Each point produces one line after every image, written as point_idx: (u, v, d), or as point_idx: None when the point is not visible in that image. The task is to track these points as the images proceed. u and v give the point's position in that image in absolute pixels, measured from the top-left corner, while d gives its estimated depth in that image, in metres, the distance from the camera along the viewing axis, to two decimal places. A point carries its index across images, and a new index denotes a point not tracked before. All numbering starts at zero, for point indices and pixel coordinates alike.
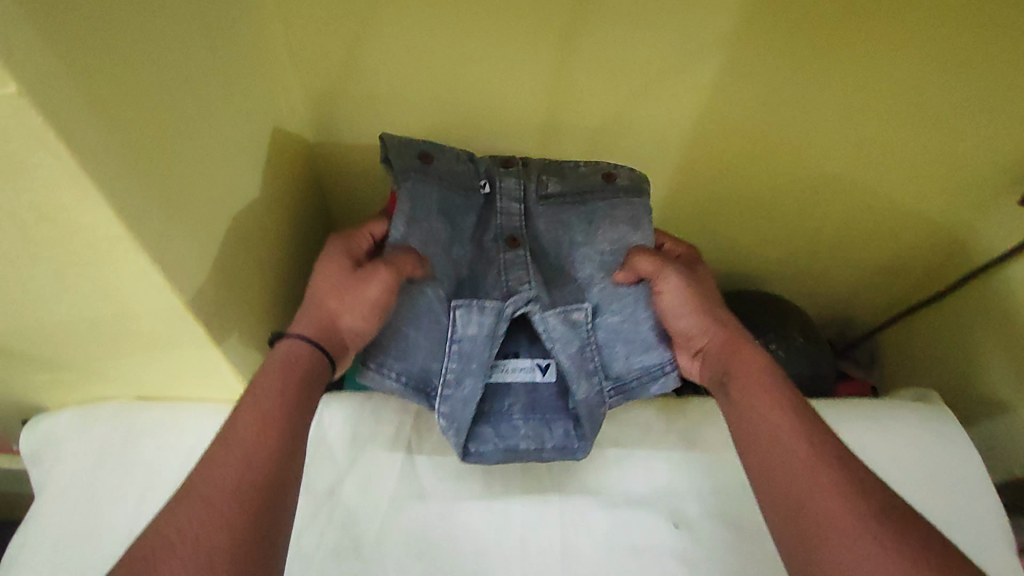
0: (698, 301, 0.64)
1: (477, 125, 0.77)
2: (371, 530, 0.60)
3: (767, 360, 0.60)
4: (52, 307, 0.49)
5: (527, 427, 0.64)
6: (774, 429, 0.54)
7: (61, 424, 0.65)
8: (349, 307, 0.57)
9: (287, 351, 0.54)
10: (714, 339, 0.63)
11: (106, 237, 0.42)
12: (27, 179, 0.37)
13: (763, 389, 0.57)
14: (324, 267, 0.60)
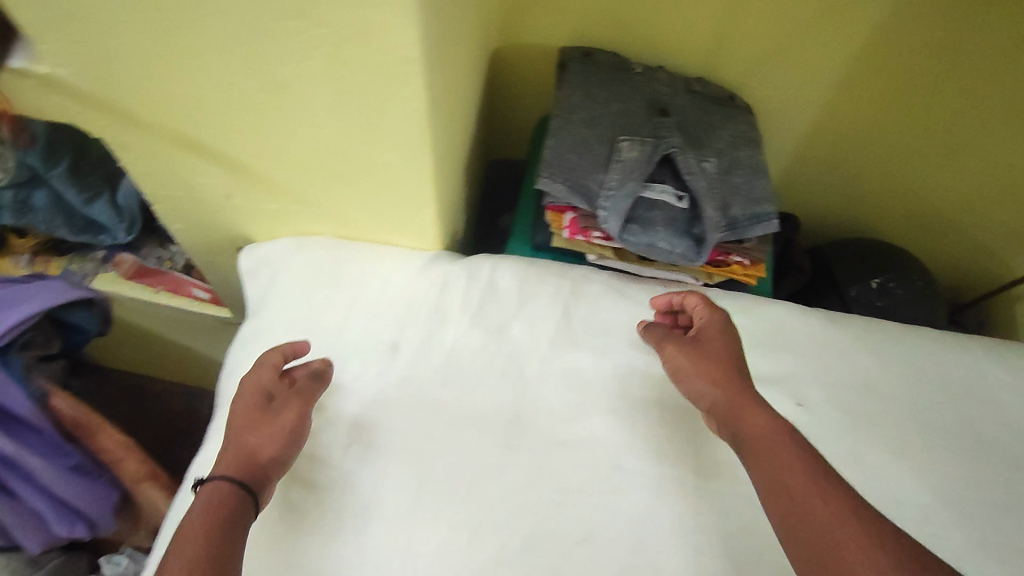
0: (710, 370, 0.63)
1: (648, 43, 0.84)
2: (532, 364, 0.69)
3: (776, 418, 0.57)
4: (324, 125, 0.61)
5: (666, 235, 0.70)
6: (788, 485, 0.52)
7: (281, 247, 0.78)
8: (260, 433, 0.58)
9: (209, 493, 0.53)
10: (721, 392, 0.61)
11: (399, 57, 0.52)
12: None
13: (783, 451, 0.54)
14: (237, 400, 0.60)
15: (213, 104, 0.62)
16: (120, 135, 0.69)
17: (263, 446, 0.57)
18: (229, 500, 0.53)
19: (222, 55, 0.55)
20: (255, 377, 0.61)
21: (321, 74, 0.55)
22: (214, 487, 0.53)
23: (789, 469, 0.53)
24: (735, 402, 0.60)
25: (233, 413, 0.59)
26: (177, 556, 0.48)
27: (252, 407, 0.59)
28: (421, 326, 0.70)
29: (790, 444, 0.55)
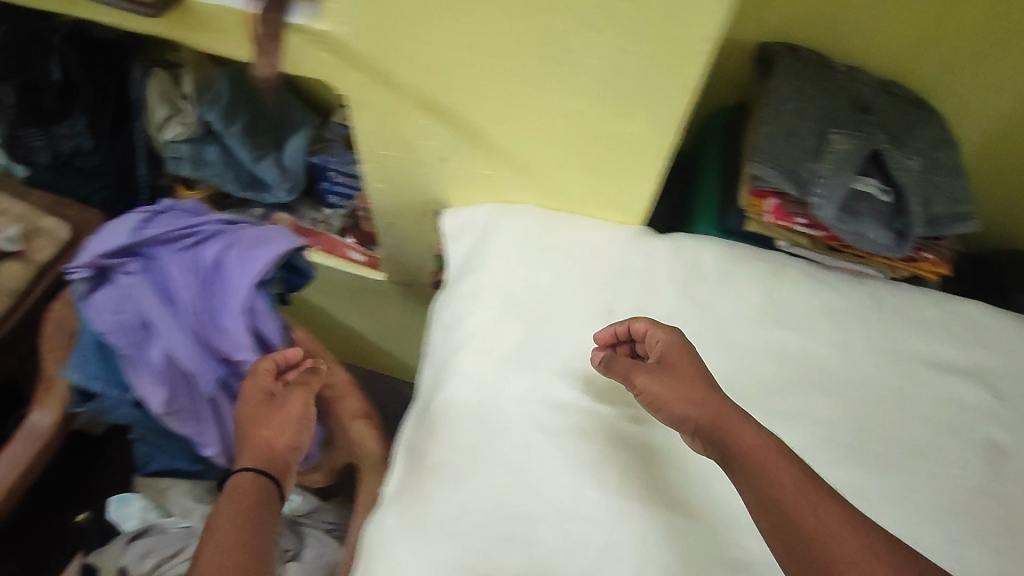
0: (682, 388, 0.61)
1: (844, 46, 0.86)
2: (740, 336, 0.73)
3: (758, 430, 0.58)
4: (583, 96, 0.64)
5: (874, 226, 0.74)
6: (784, 505, 0.53)
7: (490, 213, 0.82)
8: (281, 431, 0.70)
9: (234, 482, 0.64)
10: (703, 412, 0.60)
11: (696, 37, 0.56)
12: None
13: (775, 471, 0.55)
14: (243, 400, 0.71)
15: (478, 71, 0.65)
16: (366, 94, 0.74)
17: (283, 435, 0.70)
18: (256, 486, 0.64)
19: (518, 23, 0.59)
20: (252, 386, 0.69)
21: (607, 49, 0.59)
22: (240, 478, 0.64)
23: (782, 484, 0.54)
24: (718, 421, 0.59)
25: (249, 413, 0.70)
26: (205, 545, 0.58)
27: (258, 399, 0.70)
28: (634, 295, 0.74)
29: (785, 461, 0.56)
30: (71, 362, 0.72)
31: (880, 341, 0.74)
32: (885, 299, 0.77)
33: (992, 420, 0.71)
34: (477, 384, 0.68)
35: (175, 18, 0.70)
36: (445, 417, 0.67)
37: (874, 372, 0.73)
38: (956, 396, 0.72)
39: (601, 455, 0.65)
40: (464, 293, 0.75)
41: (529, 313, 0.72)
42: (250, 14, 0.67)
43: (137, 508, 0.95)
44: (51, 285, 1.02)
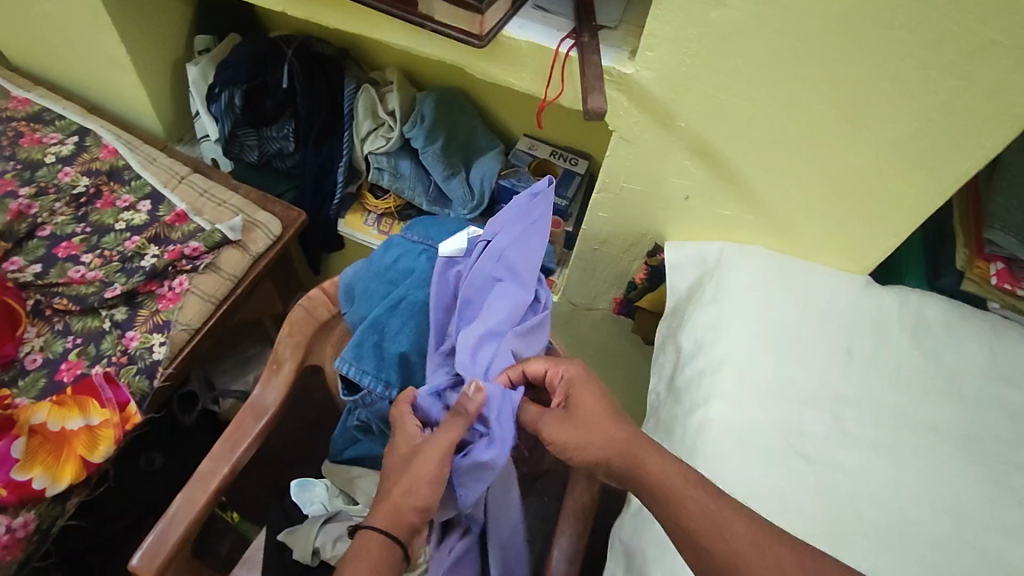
0: (592, 429, 0.63)
1: None
2: (971, 390, 0.76)
3: (668, 460, 0.60)
4: (864, 155, 0.71)
5: None
6: (688, 523, 0.56)
7: (723, 252, 0.87)
8: (410, 483, 0.63)
9: (365, 544, 0.62)
10: (612, 448, 0.62)
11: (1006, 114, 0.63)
12: None
13: (683, 507, 0.57)
14: (394, 441, 0.67)
15: (773, 123, 0.72)
16: (638, 131, 0.80)
17: (412, 494, 0.63)
18: (383, 551, 0.61)
19: (836, 87, 0.67)
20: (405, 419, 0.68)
21: (911, 118, 0.66)
22: (373, 535, 0.62)
23: (687, 504, 0.57)
24: (630, 454, 0.61)
25: (393, 455, 0.66)
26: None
27: (403, 447, 0.66)
28: (868, 340, 0.79)
29: (686, 481, 0.58)
30: (345, 354, 0.74)
31: None
32: None
33: None
34: (733, 405, 0.73)
35: (483, 50, 0.79)
36: (708, 433, 0.72)
37: None
38: None
39: (854, 487, 0.69)
40: (695, 322, 0.81)
41: (768, 344, 0.77)
42: (563, 55, 0.76)
43: (320, 493, 0.96)
44: (259, 275, 1.08)
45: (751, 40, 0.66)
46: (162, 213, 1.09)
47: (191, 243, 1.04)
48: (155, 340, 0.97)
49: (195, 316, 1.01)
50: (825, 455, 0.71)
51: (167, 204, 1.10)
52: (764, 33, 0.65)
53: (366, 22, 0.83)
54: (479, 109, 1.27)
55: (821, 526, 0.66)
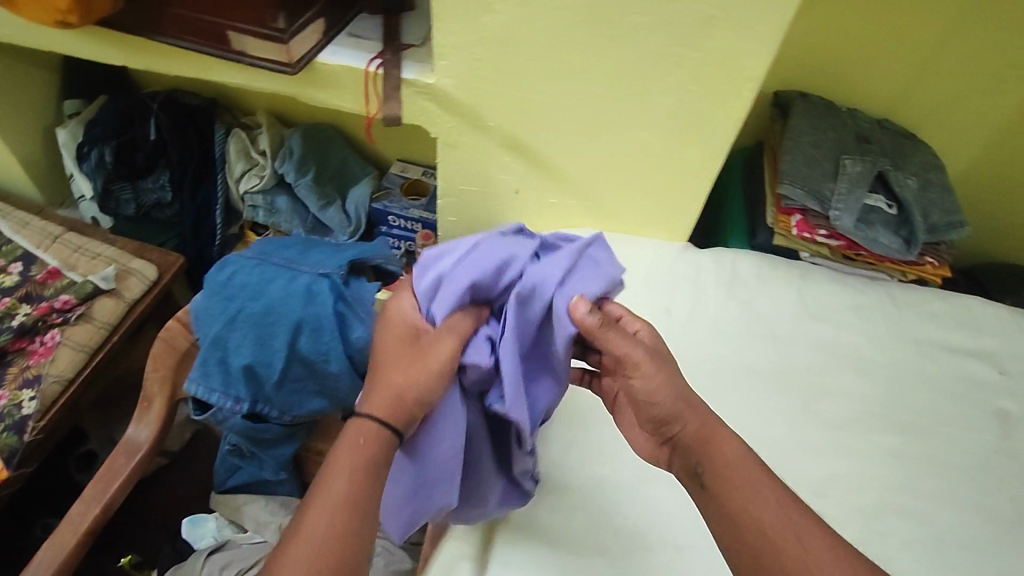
0: (677, 389, 0.61)
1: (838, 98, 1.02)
2: (784, 330, 0.83)
3: (742, 449, 0.59)
4: (645, 130, 0.79)
5: (884, 231, 0.86)
6: (761, 519, 0.55)
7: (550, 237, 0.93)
8: (409, 372, 0.62)
9: (356, 430, 0.61)
10: (694, 417, 0.61)
11: (744, 78, 0.71)
12: (747, 30, 0.67)
13: (758, 495, 0.56)
14: (409, 334, 0.65)
15: (563, 111, 0.80)
16: (457, 134, 0.88)
17: (411, 390, 0.61)
18: (377, 439, 0.61)
19: (604, 72, 0.75)
20: (398, 306, 0.67)
21: (669, 90, 0.74)
22: (362, 424, 0.61)
23: (761, 500, 0.56)
24: (705, 435, 0.60)
25: (387, 350, 0.64)
26: (322, 480, 0.58)
27: (400, 345, 0.64)
28: (686, 299, 0.85)
29: (761, 483, 0.57)
30: (192, 374, 0.77)
31: (900, 329, 0.84)
32: (901, 296, 0.87)
33: (1016, 400, 0.79)
34: None
35: (301, 76, 0.85)
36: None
37: (901, 352, 0.82)
38: (975, 376, 0.80)
39: None
40: None
41: None
42: (371, 73, 0.83)
43: (211, 528, 0.97)
44: (137, 319, 1.10)
45: (523, 39, 0.74)
46: (34, 272, 1.09)
47: (61, 297, 1.06)
48: (26, 396, 0.98)
49: (68, 365, 1.02)
50: None
51: (39, 262, 1.11)
52: (531, 32, 0.73)
53: (198, 64, 0.89)
54: (353, 142, 1.34)
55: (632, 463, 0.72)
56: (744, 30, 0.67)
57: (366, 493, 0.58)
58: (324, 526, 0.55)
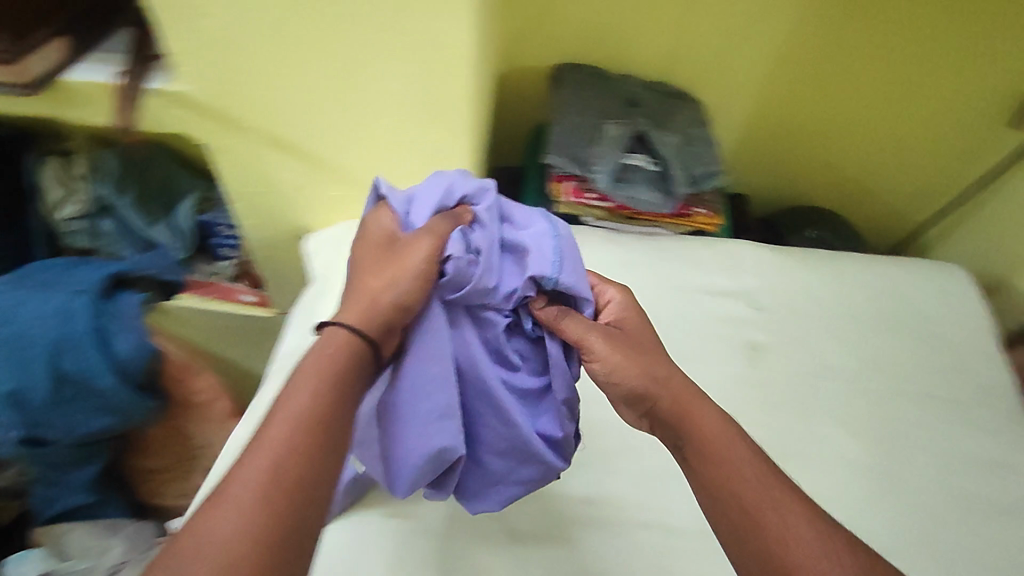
0: (631, 360, 0.58)
1: (615, 66, 1.04)
2: None
3: (722, 416, 0.56)
4: (387, 116, 0.82)
5: (643, 187, 0.91)
6: (733, 489, 0.51)
7: (337, 230, 0.97)
8: (388, 275, 0.55)
9: (327, 337, 0.52)
10: (659, 387, 0.57)
11: (453, 58, 0.74)
12: (437, 13, 0.70)
13: (727, 462, 0.53)
14: (374, 238, 0.59)
15: (311, 104, 0.82)
16: (221, 138, 0.88)
17: (390, 289, 0.55)
18: (348, 347, 0.52)
19: (332, 63, 0.76)
20: (379, 217, 0.60)
21: (393, 76, 0.77)
22: (336, 332, 0.52)
23: (740, 470, 0.52)
24: (675, 403, 0.57)
25: (358, 258, 0.58)
26: (289, 392, 0.48)
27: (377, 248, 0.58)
28: None
29: (748, 452, 0.53)
30: None
31: (664, 279, 0.89)
32: (667, 247, 0.93)
33: (761, 330, 0.85)
34: None
35: (45, 96, 0.84)
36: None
37: (659, 299, 0.87)
38: (727, 313, 0.87)
39: None
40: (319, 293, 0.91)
41: None
42: (114, 87, 0.81)
43: (35, 561, 0.88)
44: None
45: (243, 40, 0.75)
46: None
47: None
48: None
49: None
50: None
51: None
52: (250, 30, 0.74)
53: None
54: (177, 155, 1.24)
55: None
56: (435, 13, 0.70)
57: (330, 413, 0.48)
58: (281, 437, 0.45)
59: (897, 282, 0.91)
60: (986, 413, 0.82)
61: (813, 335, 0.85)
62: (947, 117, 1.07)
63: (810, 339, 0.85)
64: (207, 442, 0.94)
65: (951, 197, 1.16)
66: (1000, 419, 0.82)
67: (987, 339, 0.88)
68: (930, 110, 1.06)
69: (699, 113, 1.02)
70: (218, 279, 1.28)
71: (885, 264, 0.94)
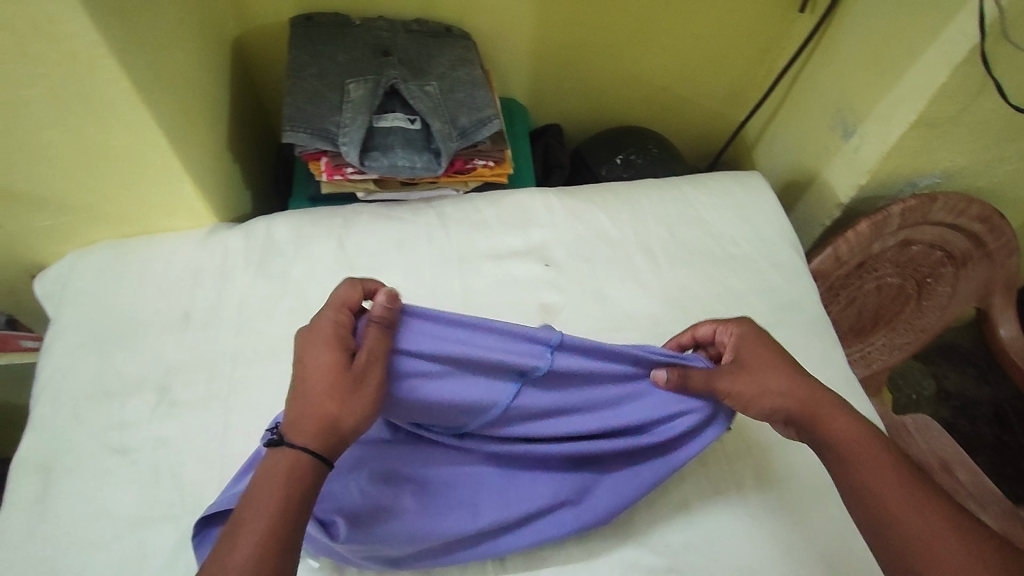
0: (773, 380, 0.58)
1: (363, 6, 0.90)
2: (317, 295, 0.77)
3: (854, 423, 0.56)
4: (44, 129, 0.65)
5: (405, 151, 0.80)
6: (869, 482, 0.52)
7: (64, 262, 0.79)
8: (348, 404, 0.49)
9: (280, 460, 0.48)
10: (796, 403, 0.57)
11: (83, 44, 0.58)
12: None
13: (870, 454, 0.54)
14: (330, 335, 0.50)
15: None
16: None
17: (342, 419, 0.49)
18: (304, 468, 0.48)
19: None
20: (338, 302, 0.52)
21: (16, 79, 0.60)
22: (292, 456, 0.48)
23: (877, 461, 0.53)
24: (811, 414, 0.57)
25: (306, 376, 0.49)
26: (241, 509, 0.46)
27: (326, 364, 0.49)
28: (209, 291, 0.77)
29: (883, 451, 0.54)
30: None
31: (447, 250, 0.80)
32: (449, 213, 0.83)
33: (552, 287, 0.79)
34: (56, 427, 0.68)
35: None
36: (14, 477, 0.66)
37: (441, 275, 0.79)
38: (518, 276, 0.79)
39: (179, 453, 0.66)
40: (47, 344, 0.74)
41: (103, 343, 0.73)
42: None
43: None
44: None
45: None
46: None
47: None
48: None
49: None
50: (150, 435, 0.67)
51: None
52: None
53: None
54: None
55: (126, 516, 0.63)
56: None
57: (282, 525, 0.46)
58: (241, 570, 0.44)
59: (693, 204, 0.86)
60: (786, 333, 0.77)
61: (608, 282, 0.79)
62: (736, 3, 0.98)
63: (601, 285, 0.79)
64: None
65: (761, 93, 1.11)
66: (802, 340, 0.77)
67: (788, 247, 0.84)
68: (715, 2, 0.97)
69: (471, 51, 0.89)
70: None
71: (685, 188, 0.88)
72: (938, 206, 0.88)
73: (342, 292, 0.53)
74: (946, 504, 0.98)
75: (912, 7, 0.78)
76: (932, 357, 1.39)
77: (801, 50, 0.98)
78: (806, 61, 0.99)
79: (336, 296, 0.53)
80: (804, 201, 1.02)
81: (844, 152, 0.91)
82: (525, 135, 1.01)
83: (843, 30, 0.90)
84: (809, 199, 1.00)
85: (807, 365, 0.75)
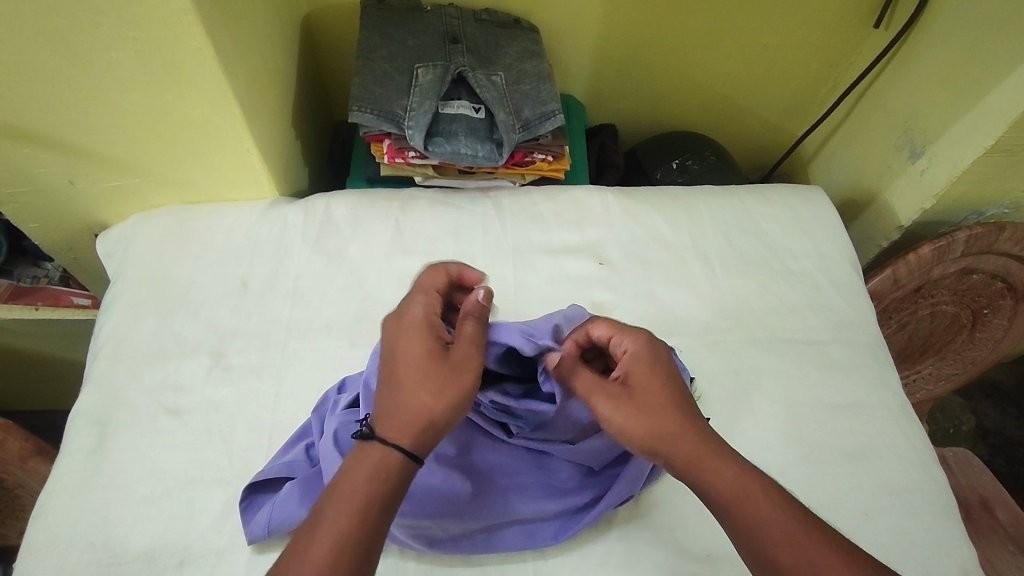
0: (650, 413, 0.51)
1: None
2: (371, 275, 0.78)
3: (740, 472, 0.49)
4: (128, 92, 0.67)
5: (468, 139, 0.80)
6: (764, 541, 0.46)
7: (129, 223, 0.81)
8: (442, 393, 0.49)
9: (370, 457, 0.47)
10: (675, 444, 0.50)
11: (175, 11, 0.59)
12: None
13: (762, 504, 0.47)
14: (411, 322, 0.53)
15: (22, 84, 0.64)
16: None
17: (433, 412, 0.49)
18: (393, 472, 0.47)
19: (23, 33, 0.59)
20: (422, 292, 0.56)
21: (107, 42, 0.61)
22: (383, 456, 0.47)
23: (773, 519, 0.46)
24: (694, 458, 0.50)
25: (395, 359, 0.51)
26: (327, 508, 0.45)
27: (415, 350, 0.51)
28: (266, 263, 0.78)
29: (773, 503, 0.47)
30: None
31: (501, 241, 0.80)
32: (505, 205, 0.83)
33: (604, 286, 0.78)
34: (113, 383, 0.69)
35: None
36: (71, 427, 0.67)
37: (494, 265, 0.79)
38: (570, 273, 0.79)
39: (230, 418, 0.68)
40: (107, 304, 0.76)
41: (163, 305, 0.75)
42: None
43: None
44: None
45: None
46: None
47: None
48: None
49: None
50: (203, 399, 0.69)
51: None
52: None
53: None
54: None
55: (176, 475, 0.64)
56: None
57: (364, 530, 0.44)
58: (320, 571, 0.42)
59: (751, 215, 0.85)
60: (840, 352, 0.75)
61: (660, 285, 0.79)
62: (808, 14, 0.96)
63: (654, 288, 0.78)
64: (21, 483, 0.82)
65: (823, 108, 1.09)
66: (855, 360, 0.75)
67: (847, 265, 0.82)
68: (788, 11, 0.96)
69: (538, 44, 0.89)
70: (43, 284, 0.95)
71: (743, 197, 0.87)
72: (1005, 236, 0.85)
73: (427, 277, 0.57)
74: (983, 545, 0.96)
75: (996, 30, 0.76)
76: (973, 391, 1.35)
77: (872, 66, 0.96)
78: (876, 78, 0.96)
79: (420, 286, 0.56)
80: (861, 220, 1.00)
81: (909, 173, 0.89)
82: (581, 133, 1.00)
83: (920, 48, 0.88)
84: (867, 219, 0.98)
85: (860, 387, 0.73)
